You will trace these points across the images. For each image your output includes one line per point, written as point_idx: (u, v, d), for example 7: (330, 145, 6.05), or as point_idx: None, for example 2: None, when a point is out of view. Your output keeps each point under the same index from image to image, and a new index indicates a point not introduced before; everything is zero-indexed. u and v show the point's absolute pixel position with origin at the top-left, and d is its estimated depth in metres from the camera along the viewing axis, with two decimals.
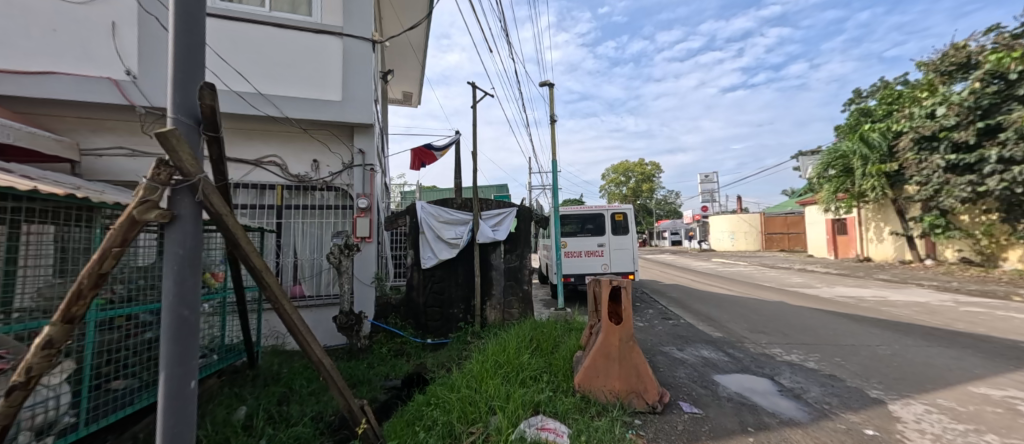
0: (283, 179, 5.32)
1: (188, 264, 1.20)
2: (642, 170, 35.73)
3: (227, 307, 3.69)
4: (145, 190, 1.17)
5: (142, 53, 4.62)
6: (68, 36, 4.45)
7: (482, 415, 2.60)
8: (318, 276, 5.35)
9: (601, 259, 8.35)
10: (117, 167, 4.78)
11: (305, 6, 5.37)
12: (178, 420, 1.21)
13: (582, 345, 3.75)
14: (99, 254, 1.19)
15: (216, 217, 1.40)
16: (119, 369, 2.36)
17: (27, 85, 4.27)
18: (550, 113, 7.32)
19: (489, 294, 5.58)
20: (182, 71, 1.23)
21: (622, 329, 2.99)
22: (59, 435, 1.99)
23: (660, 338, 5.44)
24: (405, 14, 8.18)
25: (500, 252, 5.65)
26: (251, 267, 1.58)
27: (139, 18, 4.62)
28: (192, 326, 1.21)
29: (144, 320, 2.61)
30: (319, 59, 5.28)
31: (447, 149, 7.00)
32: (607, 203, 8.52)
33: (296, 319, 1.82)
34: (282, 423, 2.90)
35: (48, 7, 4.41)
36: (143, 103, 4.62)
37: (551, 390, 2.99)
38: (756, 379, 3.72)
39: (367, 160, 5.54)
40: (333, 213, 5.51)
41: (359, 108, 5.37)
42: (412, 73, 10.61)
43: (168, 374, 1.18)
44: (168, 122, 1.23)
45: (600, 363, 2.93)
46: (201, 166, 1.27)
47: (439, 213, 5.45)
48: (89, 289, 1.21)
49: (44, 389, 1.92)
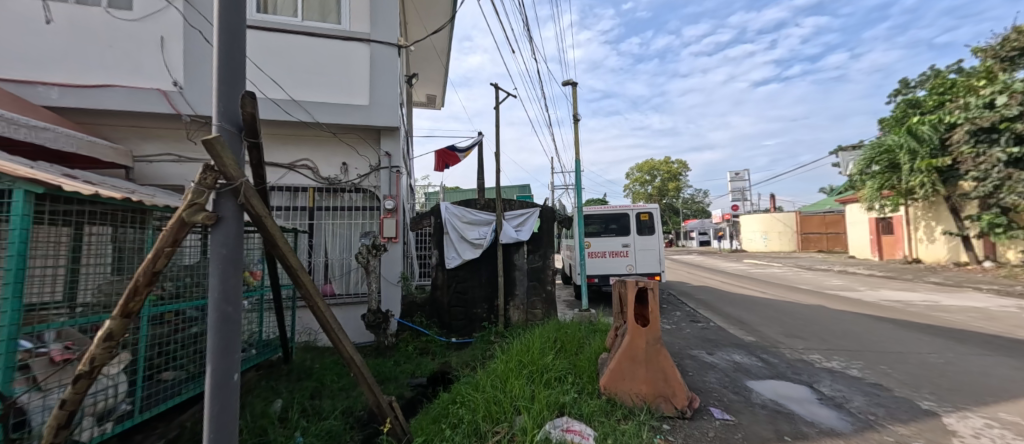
0: (314, 182, 5.52)
1: (231, 263, 1.26)
2: (668, 168, 34.85)
3: (264, 304, 3.88)
4: (194, 193, 1.25)
5: (188, 65, 4.93)
6: (122, 51, 4.80)
7: (508, 415, 2.61)
8: (348, 275, 5.53)
9: (626, 260, 8.20)
10: (165, 172, 5.10)
11: (334, 14, 5.55)
12: (222, 409, 1.28)
13: (607, 347, 3.70)
14: (153, 253, 1.28)
15: (256, 219, 1.48)
16: (168, 361, 2.52)
17: (87, 98, 4.63)
18: (575, 112, 7.26)
19: (512, 294, 5.60)
20: (225, 81, 1.30)
21: (648, 331, 2.93)
22: (117, 421, 2.14)
23: (688, 341, 5.29)
24: (429, 18, 8.32)
25: (523, 252, 5.65)
26: (288, 266, 1.65)
27: (184, 32, 4.92)
28: (235, 323, 1.28)
29: (190, 315, 2.77)
30: (348, 66, 5.46)
31: (469, 150, 7.08)
32: (632, 202, 8.36)
33: (329, 316, 1.89)
34: (315, 416, 3.02)
35: (106, 24, 4.77)
36: (188, 112, 4.91)
37: (576, 392, 2.96)
38: (792, 387, 3.56)
39: (393, 162, 5.69)
40: (362, 215, 5.68)
41: (385, 111, 5.51)
42: (436, 76, 10.79)
43: (214, 366, 1.25)
44: (213, 130, 1.31)
45: (627, 365, 2.88)
46: (243, 170, 1.34)
47: (463, 214, 5.51)
48: (144, 286, 1.31)
49: (105, 378, 2.08)
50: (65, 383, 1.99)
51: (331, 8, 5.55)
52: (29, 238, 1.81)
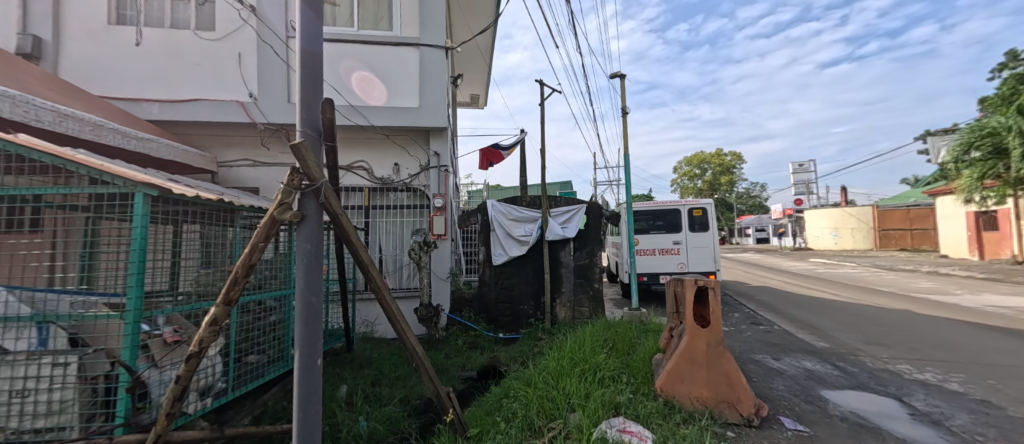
0: (370, 182, 5.82)
1: (314, 258, 1.38)
2: (720, 160, 32.78)
3: (329, 296, 4.18)
4: (282, 194, 1.37)
5: (262, 78, 5.41)
6: (207, 68, 5.36)
7: (561, 412, 2.61)
8: (401, 270, 5.79)
9: (677, 258, 7.83)
10: (243, 176, 5.65)
11: (386, 21, 5.80)
12: (308, 391, 1.40)
13: (661, 348, 3.57)
14: (250, 247, 1.43)
15: (334, 216, 1.61)
16: (253, 346, 2.80)
17: (181, 111, 5.24)
18: (622, 105, 7.04)
19: (559, 291, 5.56)
20: (306, 89, 1.41)
21: (708, 333, 2.80)
22: (214, 397, 2.41)
23: (750, 345, 4.95)
24: (473, 19, 8.47)
25: (569, 249, 5.59)
26: (359, 260, 1.77)
27: (258, 48, 5.41)
28: (318, 312, 1.39)
29: (270, 305, 3.05)
30: (399, 70, 5.70)
31: (513, 148, 7.12)
32: (684, 198, 7.96)
33: (395, 308, 1.99)
34: (376, 402, 3.21)
35: (194, 45, 5.35)
36: (262, 121, 5.40)
37: (631, 392, 2.88)
38: (877, 399, 3.21)
39: (442, 162, 5.88)
40: (414, 213, 5.92)
41: (434, 113, 5.69)
42: (480, 76, 10.96)
43: (301, 351, 1.37)
44: (297, 135, 1.43)
45: (685, 368, 2.76)
46: (323, 171, 1.46)
47: (509, 211, 5.56)
48: (242, 277, 1.46)
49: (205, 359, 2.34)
50: (175, 362, 2.28)
51: (384, 15, 5.80)
52: (146, 235, 2.10)
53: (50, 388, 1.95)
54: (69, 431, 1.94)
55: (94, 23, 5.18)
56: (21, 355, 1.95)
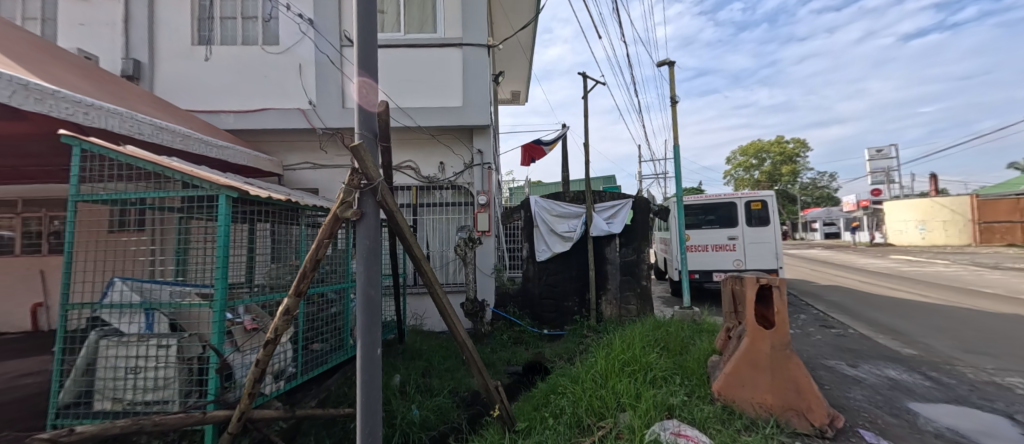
0: (417, 181, 6.00)
1: (372, 253, 1.45)
2: (780, 149, 30.26)
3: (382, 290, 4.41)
4: (344, 193, 1.46)
5: (320, 86, 5.80)
6: (273, 80, 5.83)
7: (611, 411, 2.55)
8: (447, 266, 5.96)
9: (733, 254, 7.35)
10: (305, 178, 6.03)
11: (430, 24, 5.96)
12: (369, 378, 1.49)
13: (717, 350, 3.38)
14: (317, 244, 1.55)
15: (390, 215, 1.68)
16: (317, 335, 3.02)
17: (252, 120, 5.74)
18: (670, 94, 6.72)
19: (604, 288, 5.45)
20: (363, 93, 1.49)
21: (773, 335, 2.62)
22: (286, 380, 2.63)
23: (820, 350, 4.54)
24: (514, 16, 8.47)
25: (615, 245, 5.43)
26: (413, 256, 1.84)
27: (317, 59, 5.80)
28: (376, 305, 1.47)
29: (330, 297, 3.28)
30: (444, 71, 5.84)
31: (555, 143, 7.04)
32: (741, 190, 7.44)
33: (446, 302, 2.05)
34: (427, 392, 3.35)
35: (262, 59, 5.84)
36: (321, 126, 5.80)
37: (685, 395, 2.75)
38: (980, 415, 2.82)
39: (486, 159, 5.96)
40: (460, 210, 6.06)
41: (477, 111, 5.77)
42: (520, 72, 10.96)
43: (362, 340, 1.46)
44: (356, 138, 1.51)
45: (745, 372, 2.60)
46: (380, 171, 1.53)
47: (552, 207, 5.53)
48: (310, 271, 1.58)
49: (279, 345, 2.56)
50: (255, 347, 2.52)
51: (428, 19, 5.96)
52: (229, 233, 2.35)
53: (158, 366, 2.26)
54: (171, 404, 2.24)
55: (180, 45, 5.83)
56: (135, 337, 2.28)
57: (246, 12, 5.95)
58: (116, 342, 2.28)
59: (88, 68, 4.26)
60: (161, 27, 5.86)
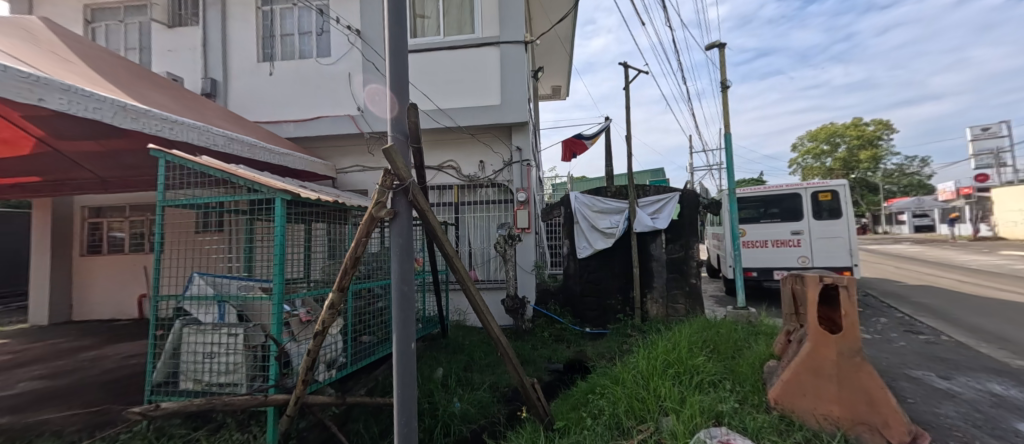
0: (458, 180, 6.14)
1: (405, 250, 1.52)
2: (858, 132, 27.58)
3: (426, 286, 4.57)
4: (378, 194, 1.54)
5: (367, 92, 6.09)
6: (324, 88, 6.20)
7: (653, 415, 2.47)
8: (488, 263, 6.05)
9: (798, 250, 6.83)
10: (356, 180, 6.34)
11: (468, 25, 6.07)
12: (405, 370, 1.56)
13: (775, 354, 3.17)
14: (355, 242, 1.64)
15: (422, 213, 1.74)
16: (364, 328, 3.20)
17: (306, 128, 6.14)
18: (720, 80, 6.35)
19: (650, 286, 5.28)
20: (394, 97, 1.55)
21: (841, 340, 2.37)
22: (338, 369, 2.80)
23: (904, 359, 4.11)
24: (552, 10, 8.40)
25: (661, 242, 5.26)
26: (446, 253, 1.90)
27: (363, 66, 6.10)
28: (410, 300, 1.53)
29: (377, 291, 3.45)
30: (482, 70, 5.93)
31: (597, 137, 6.91)
32: (806, 180, 6.92)
33: (479, 298, 2.10)
34: (468, 386, 3.44)
35: (314, 70, 6.23)
36: (368, 130, 6.07)
37: (737, 402, 2.56)
38: None
39: (524, 156, 5.96)
40: (499, 208, 6.13)
41: (515, 108, 5.79)
42: (560, 67, 10.85)
43: (398, 334, 1.53)
44: (389, 140, 1.58)
45: (806, 379, 2.37)
46: (410, 172, 1.59)
47: (593, 203, 5.44)
48: (350, 268, 1.68)
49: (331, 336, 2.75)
50: (308, 338, 2.71)
51: (466, 20, 6.08)
52: (284, 232, 2.53)
53: (228, 352, 2.51)
54: (240, 386, 2.49)
55: (245, 61, 6.37)
56: (211, 325, 2.56)
57: (301, 27, 6.39)
58: (196, 330, 2.57)
59: (168, 88, 4.82)
60: (229, 46, 6.43)
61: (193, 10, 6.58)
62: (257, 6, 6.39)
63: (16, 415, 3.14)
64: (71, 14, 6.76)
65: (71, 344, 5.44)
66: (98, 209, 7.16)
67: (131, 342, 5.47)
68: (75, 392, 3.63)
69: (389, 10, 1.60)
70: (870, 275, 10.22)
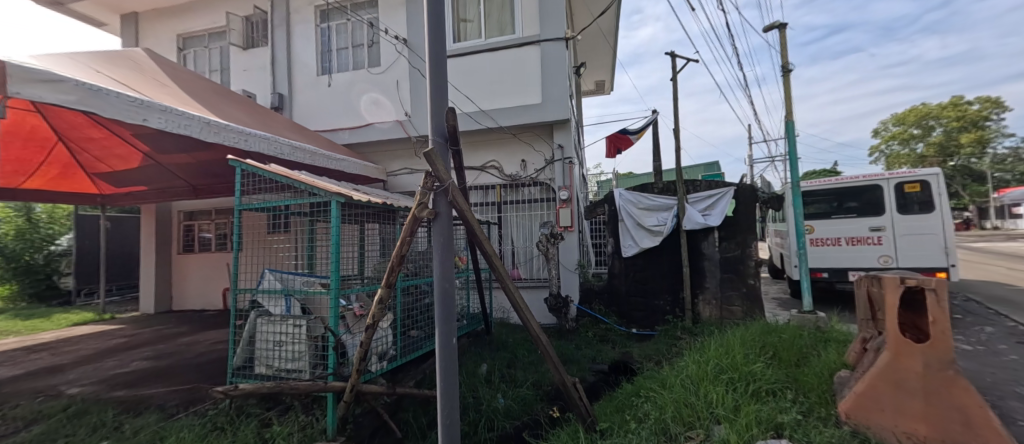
0: (500, 180, 6.23)
1: (446, 249, 1.58)
2: (958, 112, 23.29)
3: (470, 283, 4.69)
4: (421, 195, 1.62)
5: (413, 98, 6.35)
6: (374, 96, 6.55)
7: (703, 422, 2.34)
8: (531, 261, 6.09)
9: (880, 248, 6.20)
10: (403, 182, 6.63)
11: (509, 26, 6.13)
12: (448, 363, 1.62)
13: (848, 363, 2.89)
14: (400, 241, 1.73)
15: (462, 214, 1.80)
16: (412, 323, 3.36)
17: (358, 134, 6.52)
18: (781, 65, 5.88)
19: (701, 287, 5.05)
20: (435, 102, 1.63)
21: (929, 349, 2.03)
22: (388, 360, 2.98)
23: (1013, 375, 3.58)
24: (594, 3, 8.24)
25: (713, 240, 5.00)
26: (485, 252, 1.95)
27: (409, 73, 6.36)
28: (451, 297, 1.60)
29: (423, 288, 3.60)
30: (523, 70, 5.96)
31: (643, 131, 6.71)
32: (891, 169, 6.24)
33: (518, 297, 2.13)
34: (512, 383, 3.49)
35: (365, 79, 6.60)
36: (415, 134, 6.34)
37: (801, 413, 2.32)
38: None
39: (566, 154, 5.93)
40: (541, 206, 6.13)
41: (556, 106, 5.77)
42: (604, 61, 10.61)
43: (441, 329, 1.60)
44: (430, 144, 1.66)
45: (882, 394, 2.07)
46: (450, 173, 1.65)
47: (639, 200, 5.30)
48: (395, 266, 1.78)
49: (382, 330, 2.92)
50: (362, 330, 2.89)
51: (507, 21, 6.14)
52: (339, 232, 2.72)
53: (293, 342, 2.75)
54: (303, 373, 2.71)
55: (306, 75, 6.89)
56: (279, 317, 2.83)
57: (355, 39, 6.79)
58: (267, 321, 2.86)
59: (239, 102, 5.32)
60: (292, 62, 7.00)
61: (263, 31, 7.23)
62: (316, 23, 6.88)
63: (131, 390, 3.68)
64: (166, 43, 7.71)
65: (168, 330, 6.23)
66: (189, 213, 8.03)
67: (215, 330, 6.15)
68: (175, 372, 4.17)
69: (430, 19, 1.68)
70: (973, 278, 8.93)
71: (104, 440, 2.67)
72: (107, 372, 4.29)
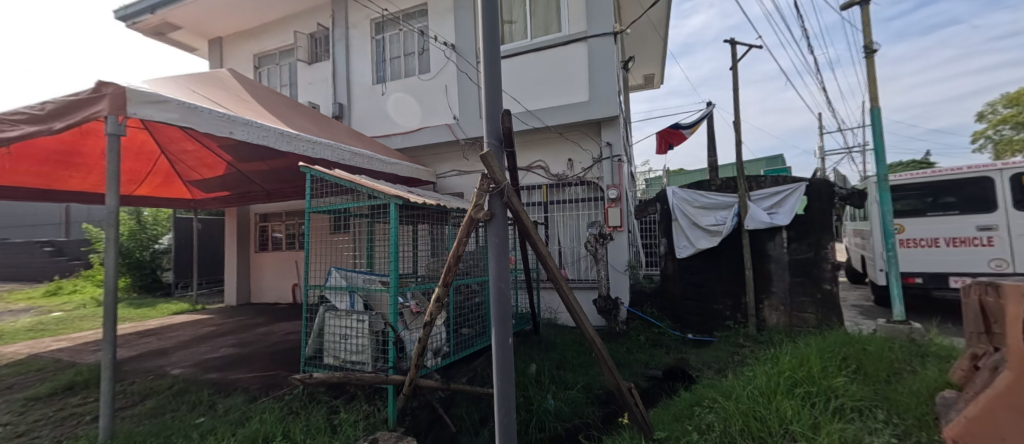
0: (547, 179, 6.20)
1: (502, 250, 1.61)
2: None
3: (517, 283, 4.72)
4: (477, 197, 1.65)
5: (461, 101, 6.51)
6: (425, 101, 6.81)
7: (776, 440, 2.15)
8: (579, 262, 5.99)
9: (988, 251, 5.37)
10: (452, 184, 6.82)
11: (555, 25, 6.08)
12: (504, 363, 1.64)
13: (951, 382, 2.53)
14: (456, 242, 1.78)
15: (516, 214, 1.81)
16: (464, 321, 3.46)
17: (410, 138, 6.80)
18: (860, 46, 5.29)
19: (767, 291, 4.68)
20: (490, 105, 1.66)
21: None
22: (443, 357, 3.08)
23: None
24: None
25: (781, 240, 4.61)
26: (539, 253, 1.95)
27: (457, 77, 6.54)
28: (506, 297, 1.62)
29: (474, 287, 3.68)
30: (570, 68, 5.90)
31: (697, 125, 6.36)
32: (1001, 158, 5.40)
33: (572, 298, 2.10)
34: (562, 384, 3.46)
35: (417, 85, 6.89)
36: (463, 136, 6.49)
37: (894, 437, 2.06)
38: None
39: (615, 152, 5.77)
40: (589, 206, 6.01)
41: (604, 103, 5.63)
42: (654, 53, 10.20)
43: (497, 329, 1.63)
44: (485, 146, 1.69)
45: (1001, 418, 1.75)
46: (505, 174, 1.67)
47: (694, 198, 5.02)
48: (452, 266, 1.83)
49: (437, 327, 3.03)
50: (419, 327, 3.02)
51: (553, 19, 6.10)
52: (397, 232, 2.87)
53: (358, 335, 2.94)
54: (366, 365, 2.88)
55: (363, 84, 7.32)
56: (345, 311, 3.04)
57: (407, 48, 7.11)
58: (334, 315, 3.09)
59: (307, 113, 5.77)
60: (351, 73, 7.48)
61: (325, 46, 7.80)
62: (372, 36, 7.30)
63: (220, 374, 4.13)
64: (244, 63, 8.58)
65: (248, 321, 6.92)
66: (263, 215, 8.85)
67: (287, 322, 6.73)
68: (254, 359, 4.62)
69: (484, 23, 1.70)
70: None
71: (201, 417, 3.02)
72: (200, 356, 4.86)
